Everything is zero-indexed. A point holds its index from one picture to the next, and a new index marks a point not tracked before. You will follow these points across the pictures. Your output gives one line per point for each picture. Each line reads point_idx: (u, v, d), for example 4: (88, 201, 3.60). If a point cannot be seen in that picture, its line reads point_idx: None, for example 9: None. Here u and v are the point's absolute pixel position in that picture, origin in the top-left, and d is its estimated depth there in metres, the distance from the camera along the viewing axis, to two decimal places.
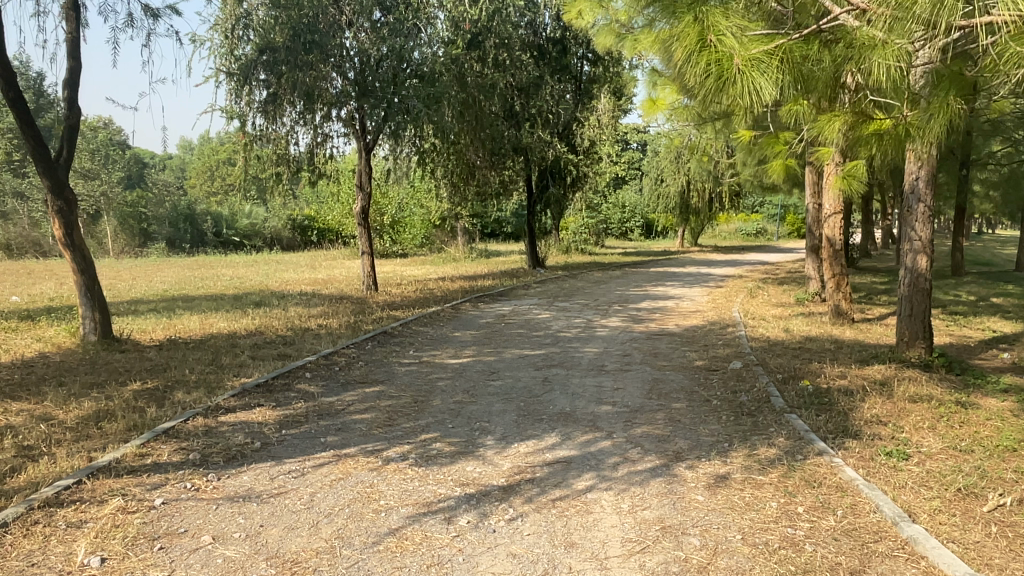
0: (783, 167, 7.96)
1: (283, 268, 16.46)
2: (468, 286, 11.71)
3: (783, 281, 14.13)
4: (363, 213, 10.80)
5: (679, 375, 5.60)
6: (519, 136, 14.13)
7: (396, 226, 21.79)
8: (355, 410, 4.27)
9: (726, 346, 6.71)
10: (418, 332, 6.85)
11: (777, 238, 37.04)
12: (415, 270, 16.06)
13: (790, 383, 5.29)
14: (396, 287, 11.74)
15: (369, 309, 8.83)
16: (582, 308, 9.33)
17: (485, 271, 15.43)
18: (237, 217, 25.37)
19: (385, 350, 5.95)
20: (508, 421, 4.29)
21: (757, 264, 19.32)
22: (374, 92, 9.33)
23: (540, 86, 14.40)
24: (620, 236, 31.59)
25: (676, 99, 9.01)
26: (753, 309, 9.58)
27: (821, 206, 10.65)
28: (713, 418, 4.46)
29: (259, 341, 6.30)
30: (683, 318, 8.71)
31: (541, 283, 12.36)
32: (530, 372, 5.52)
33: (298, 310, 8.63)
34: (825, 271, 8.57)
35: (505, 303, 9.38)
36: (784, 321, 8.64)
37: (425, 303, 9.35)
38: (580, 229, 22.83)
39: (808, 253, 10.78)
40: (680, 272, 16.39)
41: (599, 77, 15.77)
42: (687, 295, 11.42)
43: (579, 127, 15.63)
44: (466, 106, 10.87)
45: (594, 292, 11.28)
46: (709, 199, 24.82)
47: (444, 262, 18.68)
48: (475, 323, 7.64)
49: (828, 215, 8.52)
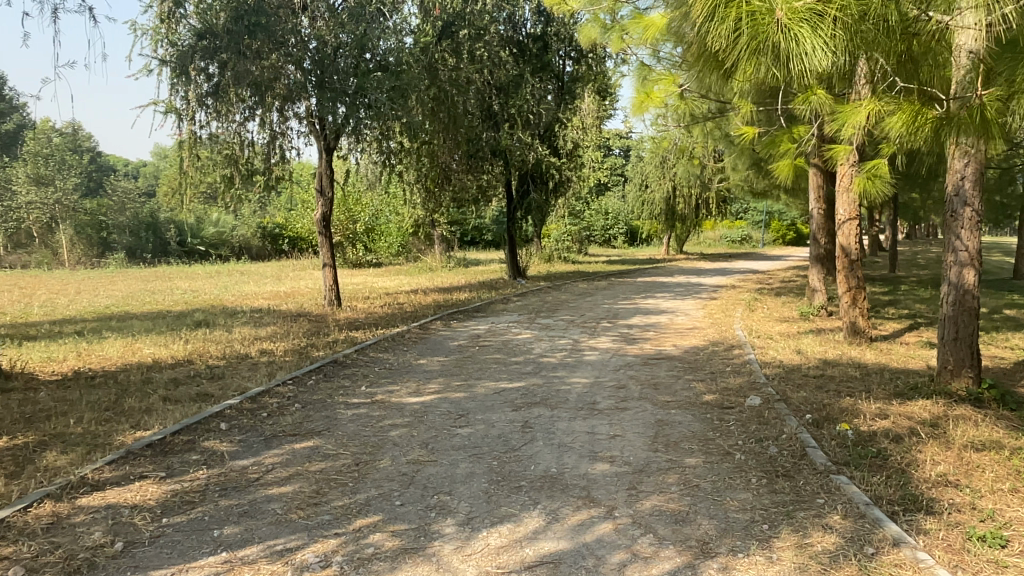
0: (791, 168, 7.10)
1: (246, 281, 15.34)
2: (442, 301, 10.69)
3: (779, 291, 13.26)
4: (324, 220, 9.72)
5: (688, 417, 4.60)
6: (497, 138, 13.29)
7: (371, 234, 20.78)
8: (272, 481, 3.21)
9: (737, 375, 5.74)
10: (376, 360, 5.81)
11: (762, 246, 36.35)
12: (387, 281, 15.01)
13: (825, 429, 4.32)
14: (363, 302, 10.70)
15: (329, 329, 7.78)
16: (569, 326, 8.31)
17: (463, 282, 14.40)
18: (203, 226, 24.30)
19: (331, 386, 4.90)
20: (477, 490, 3.26)
21: (748, 273, 18.50)
22: (332, 83, 8.33)
23: (520, 85, 13.45)
24: (603, 244, 30.72)
25: (676, 95, 8.12)
26: (757, 326, 8.65)
27: (827, 213, 9.81)
28: (741, 482, 3.48)
29: (180, 375, 5.21)
30: (681, 338, 7.73)
31: (522, 296, 11.39)
32: (508, 414, 4.50)
33: (245, 331, 7.57)
34: (840, 284, 7.63)
35: (480, 321, 8.36)
36: (794, 340, 7.71)
37: (391, 322, 8.29)
38: (563, 236, 21.67)
39: (812, 262, 9.94)
40: (669, 281, 15.48)
41: (582, 75, 14.78)
42: (681, 309, 10.44)
43: (562, 127, 14.64)
44: (437, 103, 9.86)
45: (580, 306, 10.31)
46: (695, 204, 24.06)
47: (420, 272, 17.63)
48: (444, 347, 6.61)
49: (840, 220, 7.53)
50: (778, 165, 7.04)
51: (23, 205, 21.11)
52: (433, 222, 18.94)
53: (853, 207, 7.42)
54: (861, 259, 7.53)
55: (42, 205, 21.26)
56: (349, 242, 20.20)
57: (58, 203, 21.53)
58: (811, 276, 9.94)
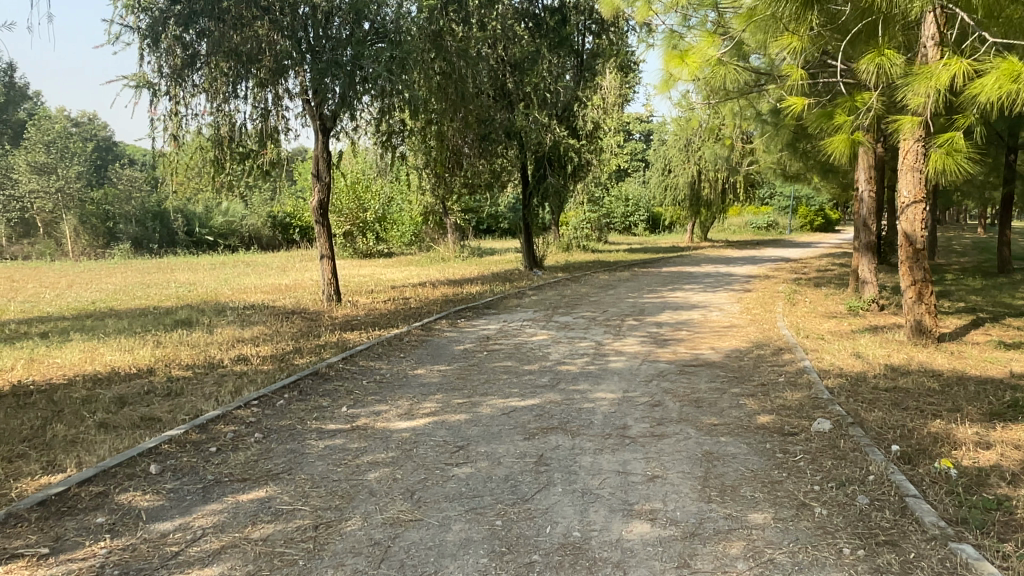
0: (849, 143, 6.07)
1: (246, 273, 14.58)
2: (452, 295, 9.83)
3: (818, 282, 12.26)
4: (321, 208, 8.86)
5: (743, 448, 3.70)
6: (512, 119, 12.38)
7: (383, 223, 19.98)
8: (195, 560, 2.36)
9: (793, 389, 4.82)
10: (368, 370, 4.97)
11: (788, 232, 35.11)
12: (396, 273, 14.18)
13: (924, 467, 3.39)
14: (367, 296, 9.90)
15: (322, 330, 6.97)
16: (591, 325, 7.41)
17: (476, 273, 13.56)
18: (211, 215, 23.58)
19: (304, 405, 4.05)
20: (471, 570, 2.38)
21: (779, 262, 17.49)
22: (322, 52, 7.45)
23: (536, 61, 12.56)
24: (624, 231, 29.69)
25: (715, 61, 6.99)
26: (802, 324, 7.70)
27: (876, 194, 8.81)
28: (831, 554, 2.57)
29: (130, 393, 4.40)
30: (719, 339, 6.80)
31: (539, 289, 10.51)
32: (518, 445, 3.62)
33: (228, 333, 6.78)
34: (902, 277, 6.64)
35: (492, 319, 7.49)
36: (849, 341, 6.76)
37: (393, 321, 7.46)
38: (582, 224, 20.72)
39: (862, 251, 8.95)
40: (696, 271, 14.51)
41: (603, 50, 13.77)
42: (714, 303, 9.50)
43: (581, 107, 13.53)
44: (445, 78, 8.91)
45: (603, 301, 9.40)
46: (721, 189, 22.97)
47: (432, 263, 16.80)
48: (448, 352, 5.75)
49: (904, 204, 6.52)
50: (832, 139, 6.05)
51: (26, 193, 20.75)
52: (446, 209, 18.08)
53: (919, 187, 6.40)
54: (927, 248, 6.53)
55: (45, 193, 20.81)
56: (359, 231, 19.35)
57: (60, 192, 20.96)
58: (860, 267, 8.94)
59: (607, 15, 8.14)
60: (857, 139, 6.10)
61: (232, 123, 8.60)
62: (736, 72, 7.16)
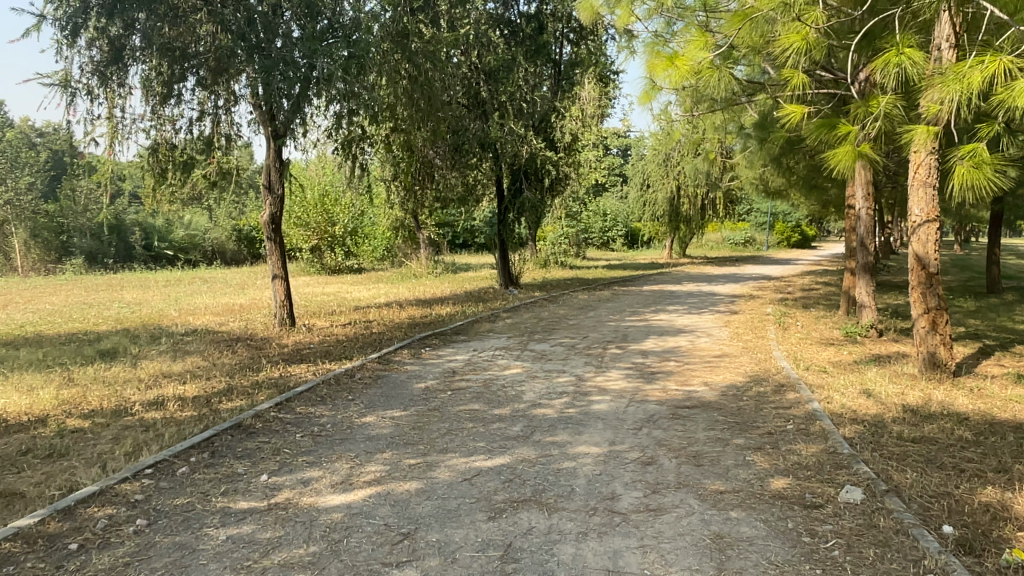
0: (855, 155, 5.46)
1: (199, 291, 13.66)
2: (419, 318, 9.05)
3: (808, 304, 11.64)
4: (273, 222, 8.01)
5: (762, 530, 2.95)
6: (486, 129, 11.70)
7: (354, 237, 19.17)
8: None
9: (808, 441, 4.09)
10: (303, 418, 4.17)
11: (766, 248, 34.83)
12: (362, 291, 13.35)
13: (993, 561, 2.66)
14: (327, 319, 9.09)
15: (266, 362, 6.15)
16: (570, 355, 6.65)
17: (448, 292, 12.80)
18: (172, 228, 22.75)
19: (213, 474, 3.25)
20: None
21: (761, 281, 16.94)
22: (268, 49, 6.57)
23: (512, 69, 11.86)
24: (602, 246, 29.10)
25: (707, 63, 6.22)
26: (800, 354, 7.02)
27: (874, 211, 8.19)
28: None
29: (1, 454, 3.56)
30: (712, 372, 6.08)
31: (514, 311, 9.76)
32: (479, 529, 2.84)
33: (155, 367, 5.93)
34: (914, 305, 5.96)
35: (460, 348, 6.71)
36: (855, 375, 6.07)
37: (348, 350, 6.65)
38: (560, 239, 20.09)
39: (860, 272, 8.31)
40: (679, 290, 13.87)
41: (582, 59, 13.11)
42: (701, 327, 8.80)
43: (559, 118, 12.80)
44: (412, 82, 8.03)
45: (582, 325, 8.67)
46: (701, 205, 22.44)
47: (402, 280, 16.00)
48: (404, 392, 4.97)
49: (914, 224, 5.86)
50: (836, 150, 5.46)
51: None
52: (419, 223, 17.29)
53: (932, 206, 5.76)
54: (941, 273, 5.87)
55: None
56: (327, 245, 18.43)
57: (11, 203, 19.48)
58: (859, 289, 8.30)
59: (586, 21, 7.51)
60: (864, 151, 5.48)
61: (174, 130, 7.82)
62: (730, 78, 6.41)
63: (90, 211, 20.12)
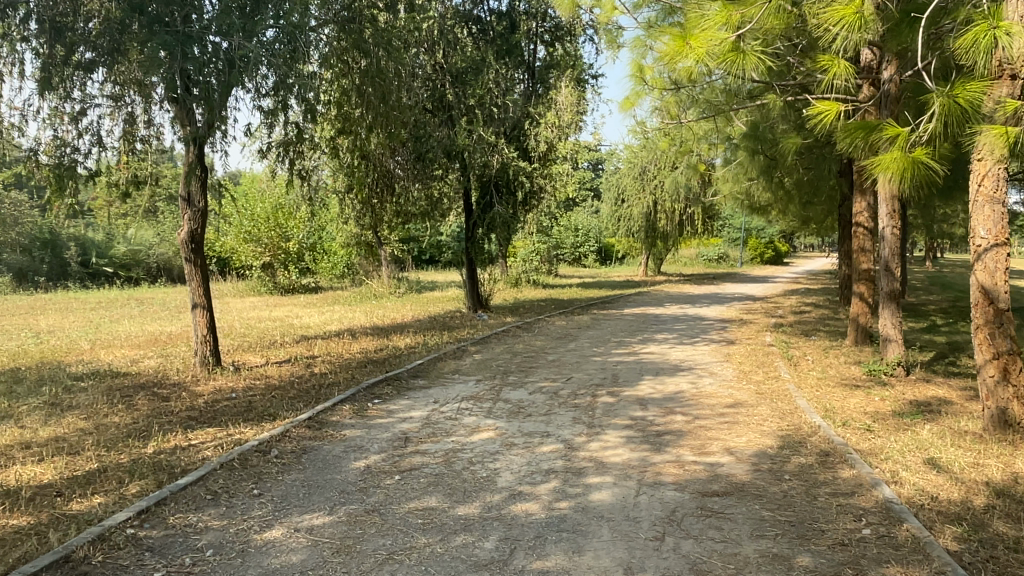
0: (907, 163, 4.47)
1: (125, 316, 12.09)
2: (373, 353, 7.72)
3: (808, 331, 10.56)
4: (192, 241, 6.62)
5: None
6: (452, 136, 10.52)
7: (312, 253, 17.78)
8: None
9: (902, 563, 2.88)
10: (175, 538, 2.86)
11: (739, 265, 34.14)
12: (314, 315, 11.95)
13: None
14: (261, 355, 7.72)
15: (164, 425, 4.77)
16: (552, 407, 5.38)
17: (411, 316, 11.52)
18: (112, 244, 21.05)
19: None
20: None
21: (747, 301, 15.93)
22: (172, 23, 5.39)
23: (481, 71, 10.66)
24: (573, 263, 28.02)
25: (727, 47, 4.86)
26: (828, 401, 5.86)
27: (899, 230, 7.12)
28: None
29: None
30: (732, 433, 4.85)
31: (484, 343, 8.48)
32: None
33: (13, 436, 4.52)
34: (979, 348, 4.82)
35: (417, 399, 5.40)
36: (907, 433, 4.92)
37: (277, 401, 5.31)
38: (531, 255, 18.88)
39: (882, 301, 7.22)
40: (662, 314, 12.71)
41: (557, 61, 11.84)
42: (700, 364, 7.63)
43: (532, 125, 11.34)
44: (362, 74, 6.80)
45: (563, 361, 7.43)
46: (679, 220, 21.47)
47: (361, 301, 14.65)
48: (337, 475, 3.67)
49: (979, 248, 4.77)
50: (886, 158, 4.50)
51: None
52: (379, 239, 15.96)
53: (1003, 225, 4.65)
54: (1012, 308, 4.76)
55: None
56: (280, 262, 16.92)
57: None
58: (882, 320, 7.21)
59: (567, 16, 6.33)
60: (919, 159, 4.48)
61: (77, 131, 6.55)
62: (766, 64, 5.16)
63: (21, 224, 18.41)
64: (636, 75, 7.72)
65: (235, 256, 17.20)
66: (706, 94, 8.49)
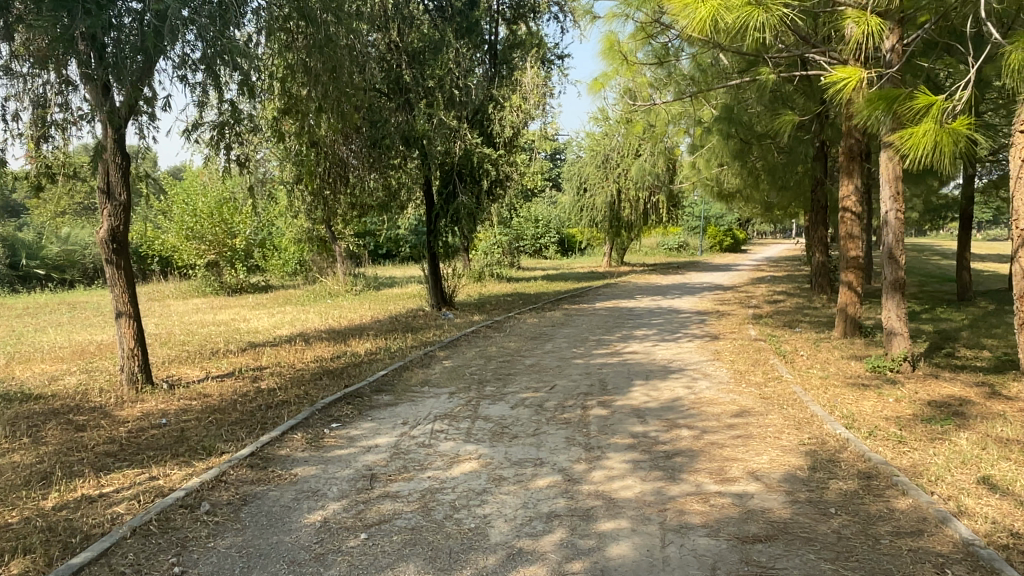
0: (948, 135, 3.86)
1: (52, 323, 10.93)
2: (329, 361, 6.88)
3: (792, 322, 10.05)
4: (112, 242, 5.67)
5: None
6: (411, 120, 9.69)
7: (262, 250, 16.95)
8: None
9: None
10: None
11: (700, 254, 33.97)
12: (264, 318, 10.99)
13: None
14: (201, 367, 6.81)
15: (70, 467, 3.88)
16: (540, 425, 4.65)
17: (370, 317, 10.70)
18: (44, 243, 19.55)
19: None
20: None
21: (718, 291, 15.46)
22: None
23: (440, 50, 9.86)
24: (534, 254, 27.40)
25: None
26: (843, 405, 5.27)
27: (902, 213, 6.58)
28: None
29: None
30: (751, 451, 4.20)
31: (453, 347, 7.69)
32: None
33: None
34: None
35: (382, 422, 4.61)
36: (946, 444, 4.32)
37: (217, 429, 4.47)
38: (493, 248, 18.13)
39: (886, 291, 6.68)
40: (636, 307, 12.11)
41: (521, 40, 10.99)
42: (690, 364, 6.99)
43: (496, 109, 10.54)
44: (310, 47, 5.95)
45: (542, 366, 6.70)
46: (644, 209, 20.93)
47: (315, 301, 13.73)
48: (287, 535, 2.88)
49: None
50: (924, 130, 3.89)
51: None
52: (333, 234, 15.04)
53: None
54: None
55: None
56: (226, 260, 15.82)
57: None
58: (887, 312, 6.67)
59: None
60: (961, 129, 3.88)
61: None
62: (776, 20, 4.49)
63: None
64: (611, 49, 7.01)
65: (177, 255, 16.03)
66: (683, 70, 7.83)
